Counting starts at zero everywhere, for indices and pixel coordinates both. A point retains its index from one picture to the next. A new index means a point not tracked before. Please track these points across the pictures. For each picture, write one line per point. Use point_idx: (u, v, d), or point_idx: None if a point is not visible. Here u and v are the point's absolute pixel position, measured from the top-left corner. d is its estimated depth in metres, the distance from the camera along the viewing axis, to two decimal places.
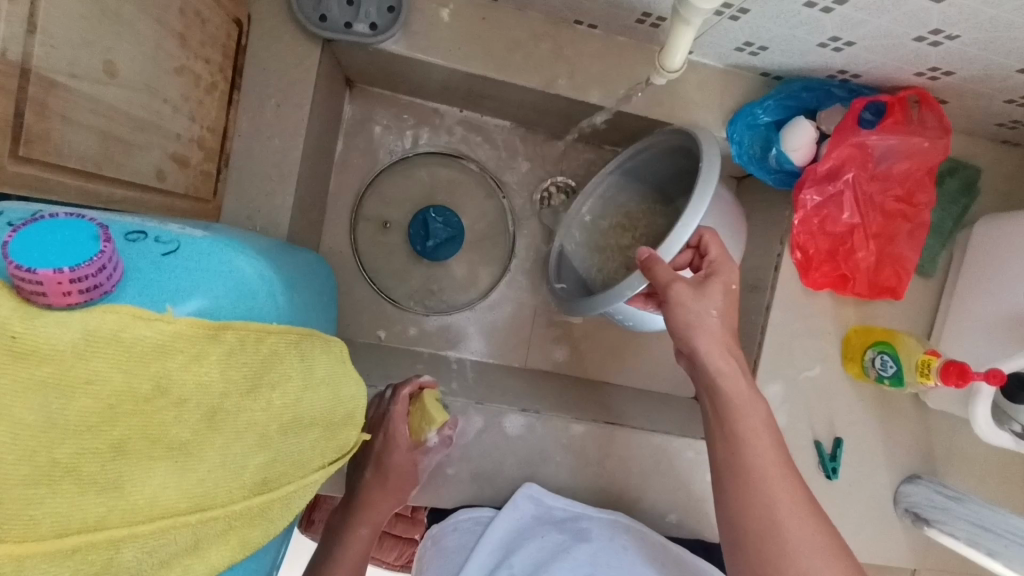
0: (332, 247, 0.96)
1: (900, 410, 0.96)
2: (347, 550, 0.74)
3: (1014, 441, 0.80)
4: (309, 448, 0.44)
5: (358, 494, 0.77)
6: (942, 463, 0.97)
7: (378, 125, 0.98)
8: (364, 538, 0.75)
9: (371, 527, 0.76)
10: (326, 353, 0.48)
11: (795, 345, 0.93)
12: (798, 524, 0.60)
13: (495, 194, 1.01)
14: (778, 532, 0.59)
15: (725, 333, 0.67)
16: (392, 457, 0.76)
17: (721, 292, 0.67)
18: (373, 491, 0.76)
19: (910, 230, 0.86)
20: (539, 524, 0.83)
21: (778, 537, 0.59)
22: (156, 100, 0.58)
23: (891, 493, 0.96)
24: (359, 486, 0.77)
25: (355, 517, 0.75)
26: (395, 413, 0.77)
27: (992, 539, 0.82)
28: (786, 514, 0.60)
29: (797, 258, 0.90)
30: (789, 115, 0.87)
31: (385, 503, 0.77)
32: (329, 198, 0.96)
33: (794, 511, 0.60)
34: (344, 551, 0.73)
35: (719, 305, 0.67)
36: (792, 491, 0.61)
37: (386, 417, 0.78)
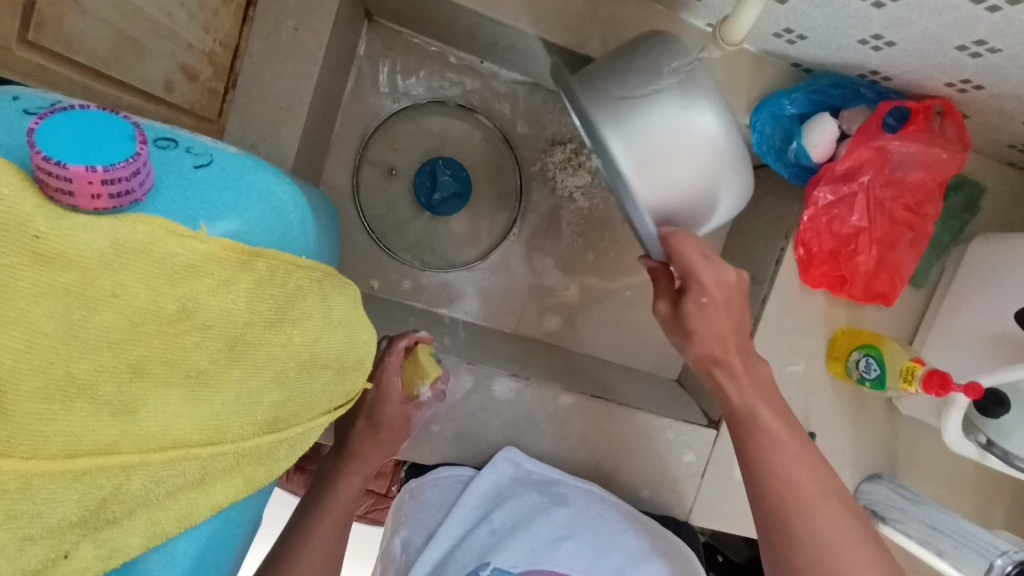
0: (333, 188, 0.93)
1: (873, 413, 0.99)
2: (338, 497, 0.74)
3: (977, 451, 0.85)
4: (320, 391, 0.43)
5: (348, 443, 0.76)
6: (904, 467, 1.01)
7: (393, 66, 0.93)
8: (356, 486, 0.75)
9: (359, 476, 0.75)
10: (343, 295, 0.45)
11: (785, 341, 0.94)
12: (823, 516, 0.62)
13: (506, 154, 0.99)
14: (806, 529, 0.61)
15: (716, 346, 0.68)
16: (385, 410, 0.75)
17: (694, 314, 0.68)
18: (366, 441, 0.75)
19: (912, 240, 0.88)
20: (518, 485, 0.84)
21: (805, 529, 0.61)
22: (173, 3, 0.54)
23: (853, 489, 0.99)
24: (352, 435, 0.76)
25: (345, 465, 0.75)
26: (391, 366, 0.76)
27: (947, 541, 0.87)
28: (813, 504, 0.62)
29: (800, 254, 0.90)
30: (815, 110, 0.87)
31: (377, 454, 0.76)
32: (335, 136, 0.92)
33: (818, 499, 0.62)
34: (334, 498, 0.73)
35: (694, 326, 0.69)
36: (815, 481, 0.63)
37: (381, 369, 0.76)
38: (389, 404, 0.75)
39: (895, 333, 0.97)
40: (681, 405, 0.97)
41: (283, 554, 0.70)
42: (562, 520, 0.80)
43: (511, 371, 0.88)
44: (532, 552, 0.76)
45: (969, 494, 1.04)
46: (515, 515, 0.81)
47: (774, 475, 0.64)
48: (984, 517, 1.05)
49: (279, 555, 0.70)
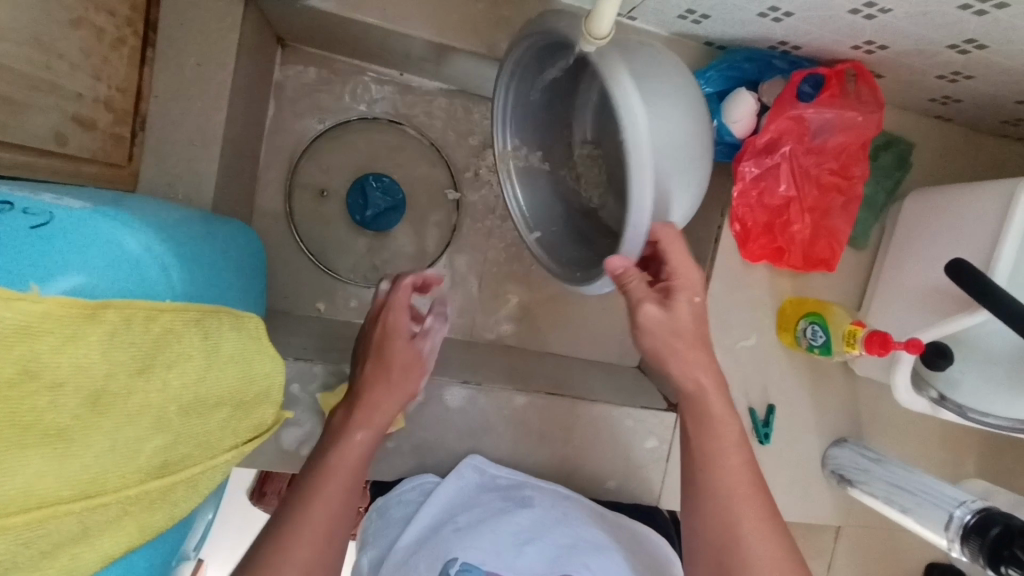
0: (267, 216, 0.93)
1: (830, 378, 0.99)
2: (323, 499, 0.63)
3: (930, 407, 0.84)
4: (217, 429, 0.43)
5: (339, 440, 0.67)
6: (869, 428, 1.02)
7: (313, 88, 0.93)
8: (351, 490, 0.65)
9: (350, 485, 0.65)
10: (236, 329, 0.46)
11: (732, 316, 0.95)
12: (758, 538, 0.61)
13: (439, 163, 0.99)
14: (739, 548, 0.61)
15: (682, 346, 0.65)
16: (385, 394, 0.70)
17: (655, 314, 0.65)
18: (365, 432, 0.67)
19: (843, 204, 0.88)
20: (484, 492, 0.84)
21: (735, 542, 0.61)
22: (49, 56, 0.54)
23: (819, 456, 1.00)
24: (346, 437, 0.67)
25: (331, 468, 0.65)
26: (395, 342, 0.72)
27: (907, 497, 0.88)
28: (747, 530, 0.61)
29: (736, 230, 0.90)
30: (732, 87, 0.87)
31: (398, 356, 0.72)
32: (263, 164, 0.92)
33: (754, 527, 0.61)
34: (360, 411, 0.68)
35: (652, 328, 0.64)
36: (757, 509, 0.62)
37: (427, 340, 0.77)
38: (406, 379, 0.72)
39: (842, 297, 0.97)
40: (640, 392, 0.98)
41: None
42: (529, 521, 0.80)
43: (462, 378, 0.88)
44: (499, 552, 0.75)
45: (936, 447, 1.05)
46: (483, 517, 0.80)
47: (719, 497, 0.63)
48: (954, 470, 1.06)
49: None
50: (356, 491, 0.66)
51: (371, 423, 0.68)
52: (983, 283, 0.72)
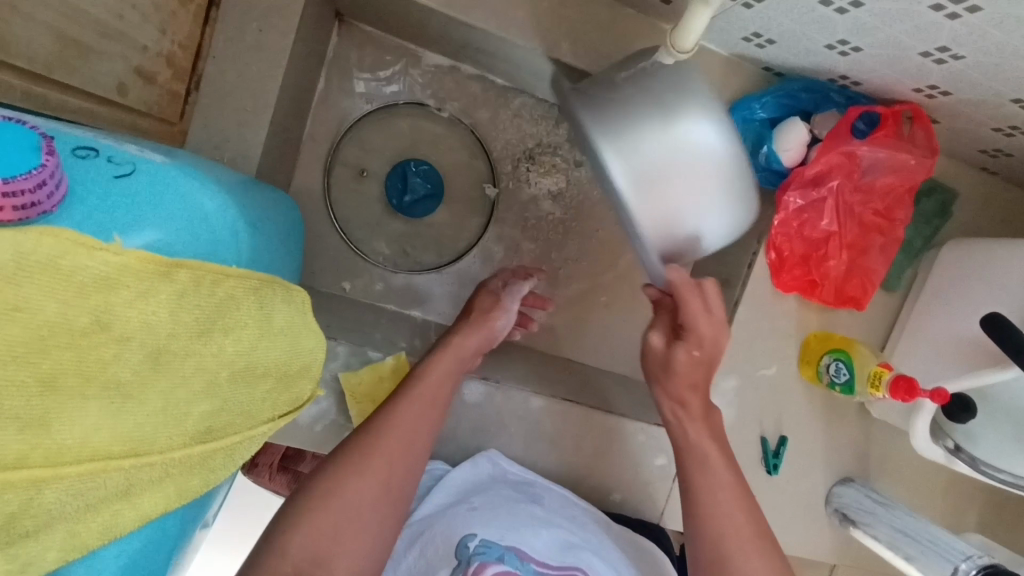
0: (304, 190, 0.93)
1: (845, 416, 0.99)
2: (398, 437, 0.65)
3: (946, 456, 0.84)
4: (260, 399, 0.43)
5: (424, 364, 0.73)
6: (877, 471, 1.01)
7: (365, 67, 0.93)
8: (423, 421, 0.68)
9: (426, 419, 0.68)
10: (287, 302, 0.45)
11: (756, 344, 0.94)
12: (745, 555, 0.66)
13: (480, 156, 0.98)
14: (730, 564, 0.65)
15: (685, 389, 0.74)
16: (467, 335, 0.77)
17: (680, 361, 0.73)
18: (447, 359, 0.74)
19: (883, 245, 0.88)
20: (496, 482, 0.83)
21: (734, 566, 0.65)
22: (122, 5, 0.53)
23: (825, 492, 0.99)
24: (431, 358, 0.73)
25: (414, 395, 0.69)
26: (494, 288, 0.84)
27: (912, 545, 0.88)
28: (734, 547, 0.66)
29: (771, 258, 0.89)
30: (785, 115, 0.86)
31: (469, 342, 0.76)
32: (306, 137, 0.92)
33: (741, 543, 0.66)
34: (441, 353, 0.74)
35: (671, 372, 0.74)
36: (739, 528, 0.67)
37: (509, 294, 0.83)
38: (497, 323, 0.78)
39: (867, 337, 0.97)
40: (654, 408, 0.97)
41: (314, 500, 0.60)
42: (539, 513, 0.78)
43: (481, 374, 0.88)
44: (513, 528, 0.74)
45: (940, 498, 1.05)
46: (493, 499, 0.78)
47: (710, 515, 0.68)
48: (956, 521, 1.06)
49: (296, 509, 0.60)
50: (425, 432, 0.67)
51: (447, 370, 0.72)
52: (1018, 341, 0.72)
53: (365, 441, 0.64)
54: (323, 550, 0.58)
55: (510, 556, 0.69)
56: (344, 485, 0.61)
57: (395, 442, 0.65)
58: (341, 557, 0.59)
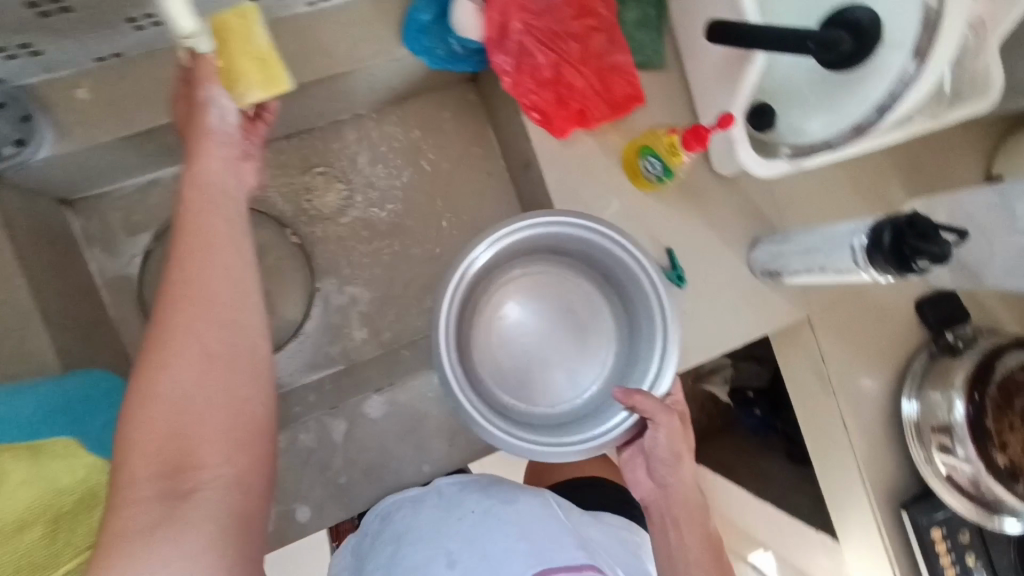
0: (142, 351, 0.96)
1: (708, 192, 0.98)
2: (152, 426, 0.50)
3: (792, 162, 0.82)
4: (31, 549, 0.51)
5: (151, 395, 0.51)
6: (775, 215, 1.00)
7: (116, 225, 0.97)
8: (239, 326, 0.55)
9: (261, 330, 0.57)
10: (14, 469, 0.53)
11: (585, 192, 0.94)
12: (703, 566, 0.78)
13: (264, 221, 1.00)
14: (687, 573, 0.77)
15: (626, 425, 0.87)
16: (177, 315, 0.54)
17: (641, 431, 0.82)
18: (207, 216, 0.59)
19: (607, 37, 0.91)
20: (455, 499, 0.77)
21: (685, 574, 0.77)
22: None
23: (746, 265, 1.00)
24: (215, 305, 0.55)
25: (163, 337, 0.53)
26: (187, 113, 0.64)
27: (821, 255, 0.84)
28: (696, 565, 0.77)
29: (536, 118, 0.91)
30: (446, 2, 0.87)
31: (202, 219, 0.59)
32: (113, 312, 0.96)
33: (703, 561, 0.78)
34: (185, 220, 0.59)
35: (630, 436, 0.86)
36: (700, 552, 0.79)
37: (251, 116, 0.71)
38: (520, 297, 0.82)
39: (673, 116, 0.96)
40: None
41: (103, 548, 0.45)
42: (522, 518, 0.72)
43: (375, 388, 0.89)
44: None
45: (854, 196, 1.02)
46: (467, 529, 0.71)
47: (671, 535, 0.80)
48: (885, 204, 1.03)
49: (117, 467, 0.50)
50: (242, 424, 0.53)
51: (257, 310, 0.57)
52: (734, 29, 0.71)
53: (134, 427, 0.50)
54: (169, 452, 0.49)
55: None
56: (153, 382, 0.51)
57: (211, 340, 0.53)
58: (205, 450, 0.51)
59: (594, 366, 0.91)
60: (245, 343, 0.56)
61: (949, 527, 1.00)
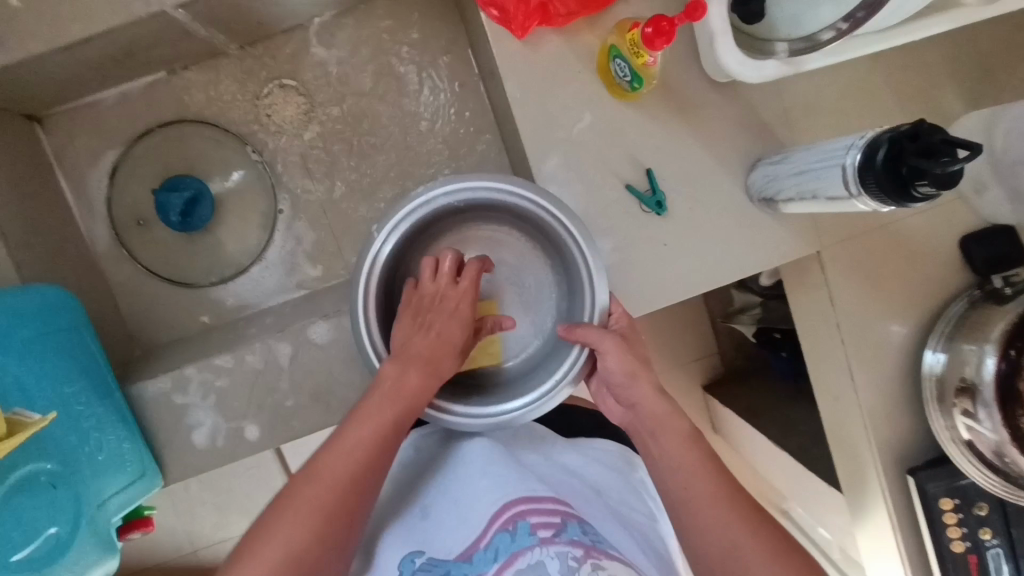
0: (116, 267, 0.98)
1: (700, 102, 0.84)
2: (308, 485, 0.62)
3: (782, 63, 0.68)
4: None
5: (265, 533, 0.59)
6: (782, 128, 0.84)
7: (81, 141, 0.96)
8: (381, 427, 0.66)
9: (382, 454, 0.66)
10: None
11: (552, 105, 0.83)
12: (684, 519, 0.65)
13: (226, 137, 0.97)
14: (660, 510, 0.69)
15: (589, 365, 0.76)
16: (309, 489, 0.62)
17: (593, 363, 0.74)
18: (366, 429, 0.66)
19: None
20: (442, 448, 0.79)
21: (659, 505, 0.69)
22: None
23: (744, 188, 0.86)
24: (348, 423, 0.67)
25: (284, 507, 0.61)
26: None
27: (813, 179, 0.69)
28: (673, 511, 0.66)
29: (495, 16, 0.79)
30: None
31: (358, 436, 0.65)
32: (85, 229, 0.97)
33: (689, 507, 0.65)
34: (322, 465, 0.63)
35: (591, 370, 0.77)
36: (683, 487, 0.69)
37: None
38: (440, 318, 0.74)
39: None
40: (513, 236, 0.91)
41: None
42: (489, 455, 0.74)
43: (324, 313, 0.87)
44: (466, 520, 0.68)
45: (887, 106, 0.84)
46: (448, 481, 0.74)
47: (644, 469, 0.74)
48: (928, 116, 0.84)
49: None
50: (361, 505, 0.63)
51: (388, 400, 0.67)
52: None
53: (256, 558, 0.57)
54: None
55: (458, 566, 0.64)
56: (262, 546, 0.58)
57: (350, 444, 0.65)
58: (282, 553, 0.58)
59: (539, 306, 0.84)
60: (364, 471, 0.64)
61: (964, 498, 0.87)
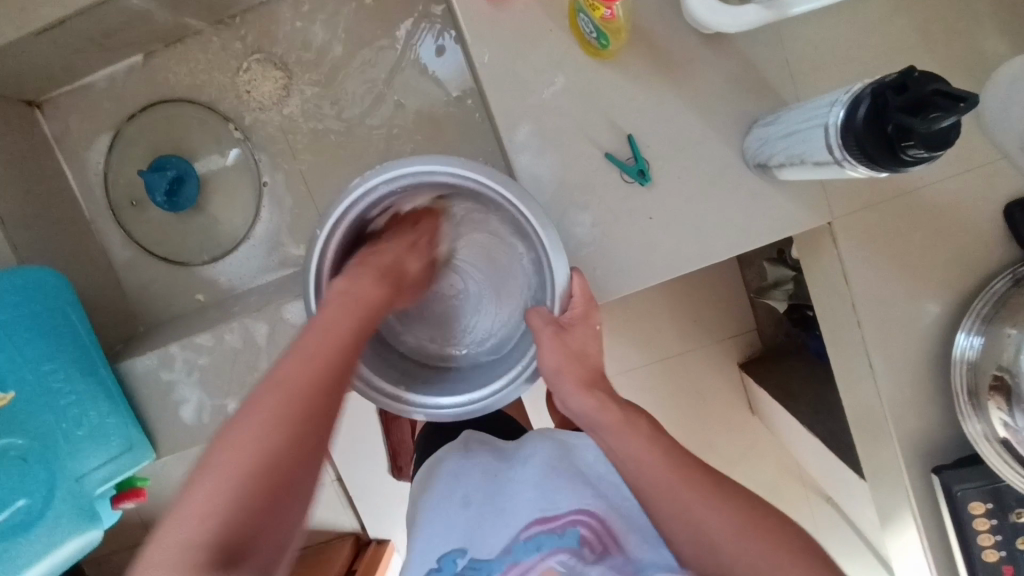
0: (117, 248, 1.01)
1: (684, 58, 0.76)
2: (248, 410, 0.49)
3: (761, 8, 0.62)
4: None
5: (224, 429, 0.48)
6: (780, 84, 0.75)
7: (80, 126, 0.99)
8: (339, 339, 0.56)
9: (335, 339, 0.56)
10: None
11: (521, 67, 0.77)
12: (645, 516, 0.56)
13: (212, 115, 0.97)
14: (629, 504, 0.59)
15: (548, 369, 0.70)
16: (277, 379, 0.51)
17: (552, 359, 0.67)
18: (338, 311, 0.59)
19: None
20: (469, 462, 0.72)
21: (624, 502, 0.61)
22: None
23: (739, 154, 0.77)
24: (296, 339, 0.56)
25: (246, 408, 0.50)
26: None
27: (800, 140, 0.60)
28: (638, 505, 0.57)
29: None
30: None
31: (341, 325, 0.58)
32: (87, 211, 1.00)
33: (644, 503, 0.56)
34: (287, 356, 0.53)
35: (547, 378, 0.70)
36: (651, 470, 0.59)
37: None
38: (407, 257, 0.70)
39: None
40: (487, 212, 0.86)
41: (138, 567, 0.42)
42: (516, 473, 0.68)
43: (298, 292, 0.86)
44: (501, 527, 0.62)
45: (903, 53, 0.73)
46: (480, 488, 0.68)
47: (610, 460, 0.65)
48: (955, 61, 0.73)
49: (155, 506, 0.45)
50: (329, 403, 0.52)
51: (346, 312, 0.59)
52: None
53: (182, 511, 0.44)
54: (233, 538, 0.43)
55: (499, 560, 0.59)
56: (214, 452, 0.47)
57: (296, 366, 0.53)
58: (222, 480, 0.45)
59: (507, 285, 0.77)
60: (327, 374, 0.53)
61: (999, 501, 0.74)
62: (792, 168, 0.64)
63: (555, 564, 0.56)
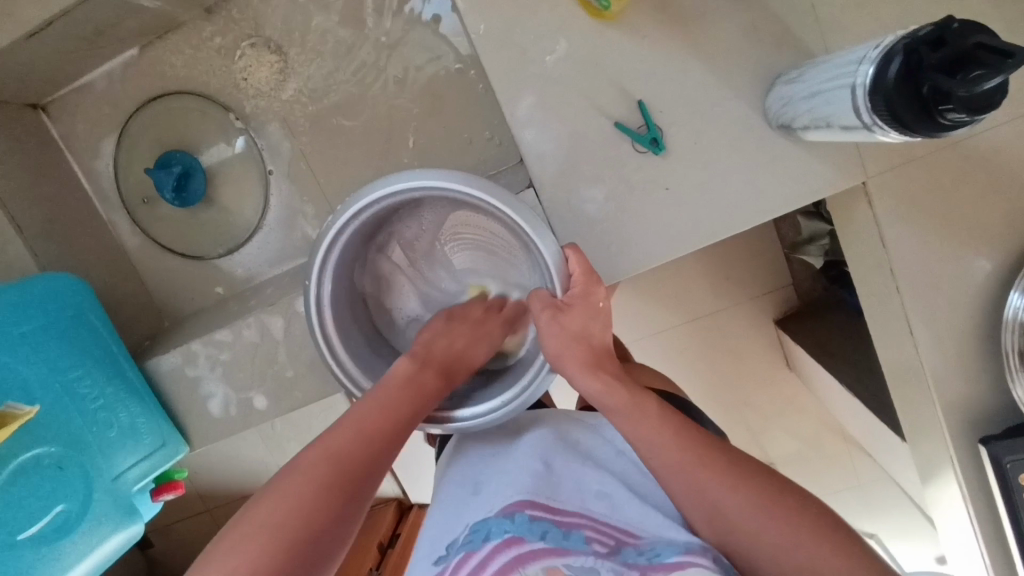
0: (136, 246, 1.02)
1: (695, 12, 0.70)
2: (302, 477, 0.51)
3: None
4: None
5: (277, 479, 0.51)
6: (804, 32, 0.68)
7: (88, 126, 0.99)
8: (393, 419, 0.58)
9: (406, 428, 0.58)
10: None
11: (518, 35, 0.72)
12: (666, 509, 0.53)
13: (212, 106, 0.95)
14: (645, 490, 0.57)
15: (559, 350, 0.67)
16: (341, 436, 0.55)
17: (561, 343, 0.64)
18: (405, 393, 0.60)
19: None
20: (481, 445, 0.66)
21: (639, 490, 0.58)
22: None
23: (761, 113, 0.71)
24: (348, 413, 0.58)
25: (312, 458, 0.53)
26: None
27: (825, 100, 0.55)
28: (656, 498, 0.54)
29: None
30: None
31: (401, 409, 0.59)
32: (103, 212, 1.01)
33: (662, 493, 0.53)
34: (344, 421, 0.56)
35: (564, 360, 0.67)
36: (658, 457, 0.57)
37: None
38: (474, 345, 0.68)
39: None
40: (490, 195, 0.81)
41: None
42: (529, 444, 0.62)
43: None
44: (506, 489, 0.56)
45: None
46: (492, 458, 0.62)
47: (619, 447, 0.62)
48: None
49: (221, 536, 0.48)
50: (378, 468, 0.55)
51: (401, 397, 0.59)
52: None
53: (242, 532, 0.48)
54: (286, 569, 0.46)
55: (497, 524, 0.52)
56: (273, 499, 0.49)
57: (345, 440, 0.55)
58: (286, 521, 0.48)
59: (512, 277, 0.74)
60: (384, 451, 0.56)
61: None
62: (817, 130, 0.58)
63: (561, 564, 0.49)
